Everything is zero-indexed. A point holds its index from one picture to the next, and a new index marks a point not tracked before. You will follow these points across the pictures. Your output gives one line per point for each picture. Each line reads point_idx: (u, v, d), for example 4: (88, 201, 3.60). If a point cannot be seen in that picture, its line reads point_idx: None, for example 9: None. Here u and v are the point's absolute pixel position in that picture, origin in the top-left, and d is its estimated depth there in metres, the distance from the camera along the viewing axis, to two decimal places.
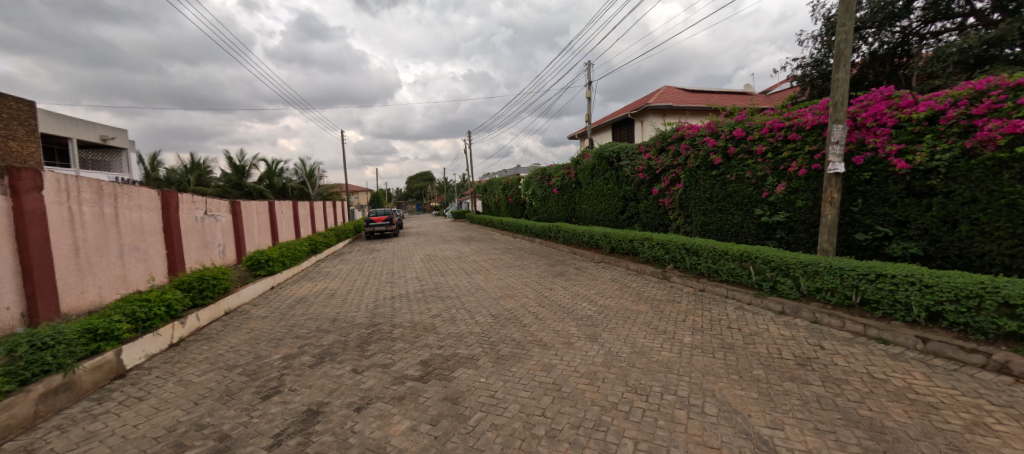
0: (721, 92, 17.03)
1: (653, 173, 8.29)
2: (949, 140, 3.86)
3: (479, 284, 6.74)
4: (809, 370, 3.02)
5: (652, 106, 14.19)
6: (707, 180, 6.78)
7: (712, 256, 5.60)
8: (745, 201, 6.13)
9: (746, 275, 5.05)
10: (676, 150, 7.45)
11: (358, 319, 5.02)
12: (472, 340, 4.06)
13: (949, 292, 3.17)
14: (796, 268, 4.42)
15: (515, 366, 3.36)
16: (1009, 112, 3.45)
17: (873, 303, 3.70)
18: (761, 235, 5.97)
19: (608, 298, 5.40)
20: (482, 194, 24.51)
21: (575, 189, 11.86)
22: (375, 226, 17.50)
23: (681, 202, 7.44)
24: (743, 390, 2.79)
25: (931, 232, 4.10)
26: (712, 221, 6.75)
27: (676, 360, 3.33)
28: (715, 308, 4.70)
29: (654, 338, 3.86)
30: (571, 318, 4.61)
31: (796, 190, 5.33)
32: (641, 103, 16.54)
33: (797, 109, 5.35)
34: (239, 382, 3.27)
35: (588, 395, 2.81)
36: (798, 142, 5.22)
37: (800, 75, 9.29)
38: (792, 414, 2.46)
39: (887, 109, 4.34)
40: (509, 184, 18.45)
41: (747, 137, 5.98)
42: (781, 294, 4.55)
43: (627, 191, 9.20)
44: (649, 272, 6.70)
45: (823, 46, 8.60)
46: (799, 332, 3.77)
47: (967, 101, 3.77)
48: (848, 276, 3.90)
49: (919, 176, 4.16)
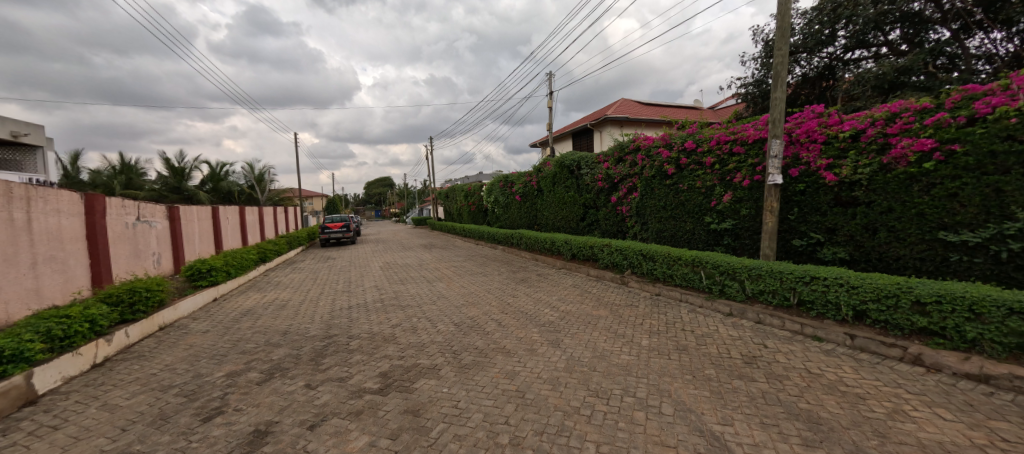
0: (674, 105, 18.02)
1: (611, 181, 8.59)
2: (869, 156, 4.32)
3: (441, 292, 6.62)
4: (754, 368, 3.22)
5: (610, 116, 14.76)
6: (661, 189, 7.10)
7: (666, 261, 5.86)
8: (696, 209, 6.47)
9: (697, 279, 5.32)
10: (633, 160, 7.77)
11: (312, 331, 4.76)
12: (433, 349, 3.98)
13: (871, 292, 3.52)
14: (742, 272, 4.72)
15: (478, 375, 3.32)
16: (917, 133, 3.93)
17: (808, 304, 4.03)
18: (711, 241, 6.34)
19: (569, 304, 5.49)
20: (444, 200, 24.15)
21: (536, 197, 12.04)
22: (331, 233, 16.74)
23: (637, 210, 7.74)
24: (695, 389, 2.94)
25: (856, 238, 4.54)
26: (666, 228, 7.07)
27: (634, 363, 3.45)
28: (670, 312, 4.91)
29: (614, 342, 3.97)
30: (533, 325, 4.64)
31: (741, 199, 5.72)
32: (598, 114, 17.16)
33: (741, 124, 5.78)
34: (176, 404, 2.99)
35: (550, 401, 2.83)
36: (742, 156, 5.62)
37: (744, 93, 10.02)
38: (740, 410, 2.62)
39: (817, 127, 4.77)
40: (470, 191, 18.41)
41: (697, 149, 6.34)
42: (729, 296, 4.83)
43: (587, 199, 9.49)
44: (608, 278, 6.92)
45: (762, 68, 9.34)
46: (745, 332, 4.03)
47: (883, 122, 4.24)
48: (787, 279, 4.22)
49: (845, 188, 4.60)
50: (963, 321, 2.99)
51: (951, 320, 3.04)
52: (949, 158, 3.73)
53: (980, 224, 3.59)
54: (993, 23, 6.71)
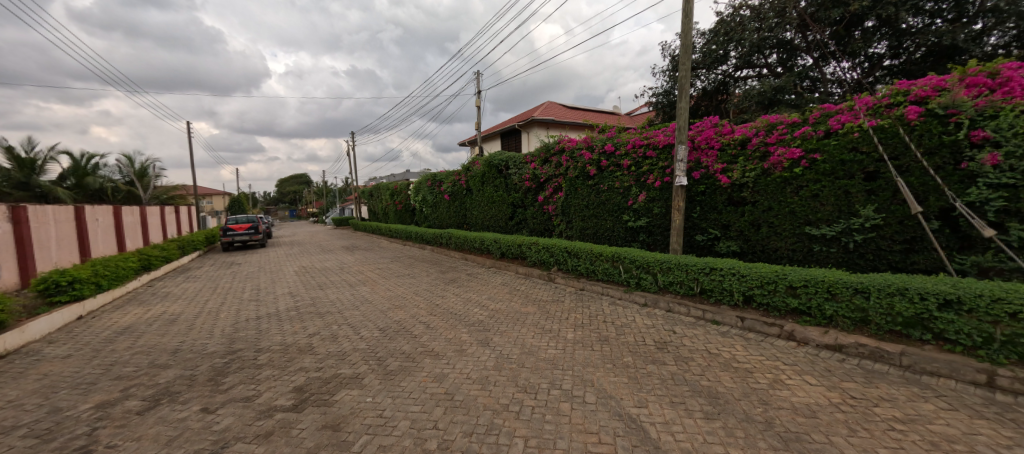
0: (595, 110, 19.12)
1: (538, 181, 8.85)
2: (754, 162, 4.98)
3: (364, 297, 6.25)
4: (665, 352, 3.54)
5: (536, 118, 15.19)
6: (584, 189, 7.48)
7: (589, 257, 6.19)
8: (615, 208, 6.93)
9: (616, 273, 5.69)
10: (558, 161, 8.08)
11: (210, 347, 4.18)
12: (356, 357, 3.73)
13: (756, 279, 4.06)
14: (654, 265, 5.16)
15: (404, 381, 3.19)
16: (789, 143, 4.63)
17: (708, 292, 4.54)
18: (628, 238, 6.83)
19: (498, 302, 5.53)
20: (368, 199, 22.89)
21: (465, 196, 11.96)
22: (235, 235, 14.83)
23: (562, 209, 8.07)
24: (615, 376, 3.14)
25: (744, 233, 5.21)
26: (589, 226, 7.47)
27: (560, 356, 3.58)
28: (593, 305, 5.19)
29: (541, 338, 4.08)
30: (462, 325, 4.59)
31: (653, 199, 6.25)
32: (525, 116, 17.56)
33: (652, 130, 6.33)
34: (20, 448, 2.42)
35: (479, 401, 2.81)
36: (654, 159, 6.15)
37: (655, 102, 10.94)
38: (653, 392, 2.85)
39: (714, 135, 5.38)
40: (397, 190, 17.68)
41: (615, 152, 6.80)
42: (644, 288, 5.25)
43: (515, 198, 9.65)
44: (536, 275, 7.11)
45: (670, 80, 10.31)
46: (657, 321, 4.41)
47: (764, 133, 4.92)
48: (691, 270, 4.70)
49: (736, 189, 5.26)
50: (822, 301, 3.59)
51: (814, 300, 3.64)
52: (812, 164, 4.47)
53: (833, 220, 4.34)
54: (841, 54, 8.12)
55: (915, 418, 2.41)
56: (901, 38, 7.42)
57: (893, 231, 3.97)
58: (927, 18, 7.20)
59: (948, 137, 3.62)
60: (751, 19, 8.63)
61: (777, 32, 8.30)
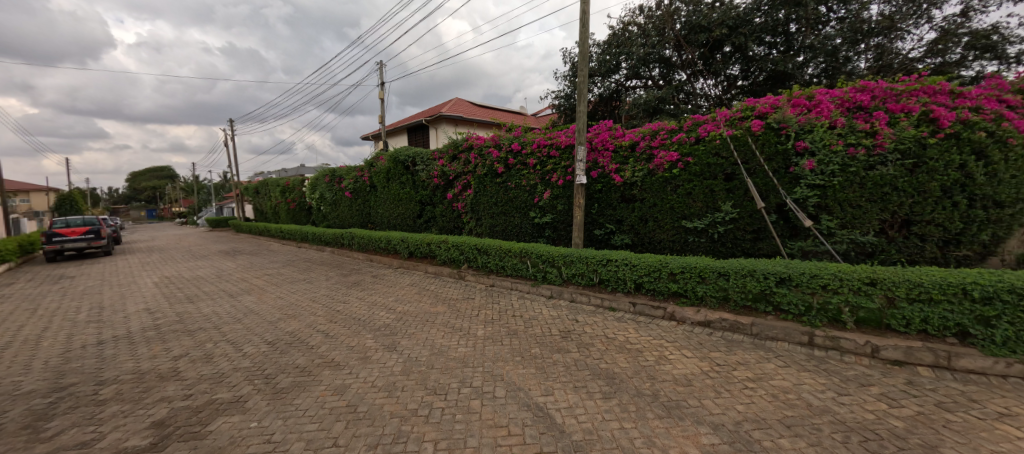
0: (503, 110, 19.52)
1: (447, 178, 8.72)
2: (642, 163, 5.56)
3: (248, 308, 5.47)
4: (569, 341, 3.76)
5: (445, 114, 14.95)
6: (493, 186, 7.57)
7: (498, 254, 6.29)
8: (523, 205, 7.15)
9: (524, 268, 5.88)
10: (467, 158, 8.05)
11: (23, 386, 3.25)
12: (237, 378, 3.24)
13: (645, 268, 4.55)
14: (559, 259, 5.45)
15: (298, 398, 2.86)
16: (669, 147, 5.27)
17: (606, 281, 4.94)
18: (534, 234, 7.11)
19: (406, 304, 5.31)
20: (253, 197, 20.14)
21: (369, 193, 11.24)
22: (67, 242, 11.71)
23: (472, 206, 8.07)
24: (524, 368, 3.23)
25: (635, 227, 5.80)
26: (498, 223, 7.59)
27: (470, 354, 3.57)
28: (502, 300, 5.29)
29: (451, 337, 4.02)
30: (366, 331, 4.30)
31: (557, 196, 6.60)
32: (433, 112, 17.15)
33: (555, 131, 6.68)
34: None
35: (385, 409, 2.66)
36: (557, 158, 6.49)
37: (558, 105, 11.55)
38: (559, 379, 3.01)
39: (609, 138, 5.88)
40: (289, 186, 15.87)
41: (522, 151, 7.01)
42: (550, 281, 5.51)
43: (424, 196, 9.37)
44: (446, 274, 6.99)
45: (571, 85, 10.99)
46: (562, 311, 4.67)
47: (649, 137, 5.52)
48: (591, 262, 5.07)
49: (628, 188, 5.82)
50: (695, 284, 4.17)
51: (689, 284, 4.20)
52: (686, 166, 5.15)
53: (703, 214, 5.06)
54: (707, 73, 9.50)
55: (762, 376, 2.93)
56: (750, 63, 8.93)
57: (745, 223, 4.78)
58: (767, 49, 8.79)
59: (781, 147, 4.48)
60: (638, 35, 9.62)
61: (658, 49, 9.39)
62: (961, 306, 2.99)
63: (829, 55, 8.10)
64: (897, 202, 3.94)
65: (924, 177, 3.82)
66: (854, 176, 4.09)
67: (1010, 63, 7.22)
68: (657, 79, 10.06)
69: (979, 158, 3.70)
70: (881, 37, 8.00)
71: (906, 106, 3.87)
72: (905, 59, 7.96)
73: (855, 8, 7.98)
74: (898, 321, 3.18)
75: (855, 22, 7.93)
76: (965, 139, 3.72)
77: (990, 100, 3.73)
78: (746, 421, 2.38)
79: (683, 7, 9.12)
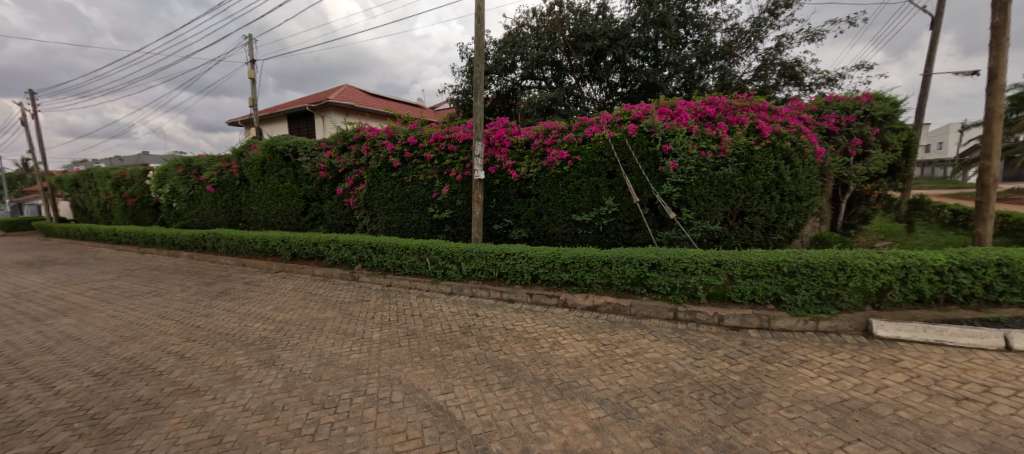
0: (399, 101, 18.66)
1: (335, 172, 8.00)
2: (536, 160, 5.83)
3: (63, 333, 4.29)
4: (469, 336, 3.77)
5: (333, 102, 13.69)
6: (388, 181, 7.18)
7: (395, 252, 6.01)
8: (421, 200, 6.93)
9: (423, 266, 5.72)
10: (358, 150, 7.49)
11: None
12: (44, 425, 2.51)
13: (540, 260, 4.79)
14: (458, 255, 5.43)
15: (140, 437, 2.33)
16: (560, 145, 5.61)
17: (504, 275, 5.08)
18: (434, 230, 6.97)
19: (288, 312, 4.73)
20: (70, 191, 15.82)
21: (240, 187, 9.73)
22: None
23: (365, 202, 7.55)
24: (423, 368, 3.14)
25: (531, 221, 6.06)
26: (394, 220, 7.25)
27: (364, 360, 3.34)
28: (400, 300, 5.07)
29: (342, 344, 3.71)
30: (236, 347, 3.72)
31: (456, 191, 6.55)
32: (319, 98, 15.57)
33: (453, 126, 6.61)
34: None
35: (260, 435, 2.32)
36: (455, 153, 6.44)
37: (456, 99, 11.43)
38: (458, 376, 2.99)
39: (505, 135, 6.03)
40: (126, 178, 12.85)
41: (419, 144, 6.78)
42: (450, 277, 5.45)
43: (310, 190, 8.46)
44: (337, 276, 6.43)
45: (469, 81, 10.99)
46: (462, 307, 4.66)
47: (542, 135, 5.82)
48: (490, 257, 5.16)
49: (523, 183, 6.05)
50: (584, 272, 4.54)
51: (579, 273, 4.56)
52: (575, 164, 5.56)
53: (590, 208, 5.53)
54: (593, 79, 10.36)
55: (638, 351, 3.32)
56: (628, 73, 10.00)
57: (624, 216, 5.35)
58: (640, 62, 9.94)
59: (651, 148, 5.11)
60: (531, 37, 10.03)
61: (550, 52, 9.94)
62: (775, 279, 3.79)
63: (687, 71, 9.50)
64: (734, 197, 4.82)
65: (751, 176, 4.76)
66: (705, 175, 4.87)
67: (805, 90, 9.35)
68: (550, 80, 10.63)
69: (786, 163, 4.73)
70: (723, 61, 9.67)
71: (739, 119, 4.76)
72: (739, 80, 9.74)
73: (705, 34, 9.49)
74: (735, 294, 3.90)
75: (705, 45, 9.45)
76: (777, 147, 4.71)
77: (793, 117, 4.79)
78: (626, 393, 2.67)
79: (571, 15, 9.80)
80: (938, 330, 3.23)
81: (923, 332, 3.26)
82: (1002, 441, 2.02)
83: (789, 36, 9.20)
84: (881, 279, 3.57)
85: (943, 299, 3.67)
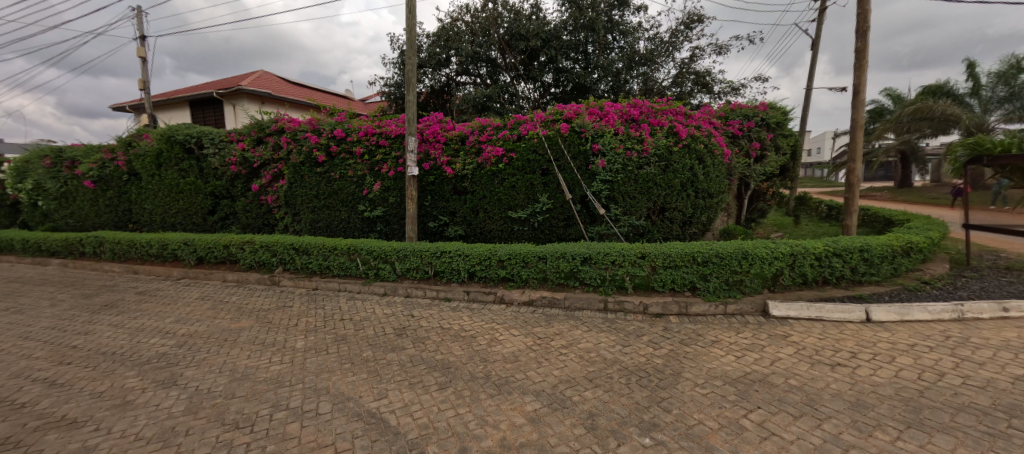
0: (325, 92, 17.44)
1: (250, 166, 7.26)
2: (471, 157, 5.79)
3: None
4: (404, 338, 3.64)
5: (246, 89, 12.38)
6: (312, 177, 6.67)
7: (321, 253, 5.61)
8: (350, 198, 6.54)
9: (353, 267, 5.41)
10: (277, 143, 6.86)
11: None
12: None
13: (477, 258, 4.78)
14: (392, 254, 5.22)
15: None
16: (496, 143, 5.63)
17: (441, 273, 4.99)
18: (365, 229, 6.62)
19: (194, 324, 4.20)
20: None
21: (129, 183, 8.42)
22: None
23: (286, 200, 6.95)
24: (354, 375, 2.97)
25: (467, 218, 6.02)
26: (320, 218, 6.76)
27: (287, 371, 3.07)
28: (328, 304, 4.74)
29: (259, 355, 3.38)
30: (125, 367, 3.21)
31: (388, 188, 6.28)
32: (229, 83, 13.97)
33: (384, 120, 6.32)
34: None
35: None
36: (387, 148, 6.17)
37: (388, 92, 10.95)
38: (393, 380, 2.87)
39: (440, 130, 5.90)
40: None
41: (347, 138, 6.38)
42: (383, 278, 5.23)
43: (219, 186, 7.58)
44: (254, 281, 5.84)
45: (401, 73, 10.58)
46: (396, 308, 4.49)
47: (478, 132, 5.79)
48: (426, 256, 5.04)
49: (459, 180, 5.98)
50: (520, 268, 4.61)
51: (515, 269, 4.62)
52: (510, 161, 5.62)
53: (526, 205, 5.63)
54: (527, 78, 10.53)
55: (572, 342, 3.46)
56: (560, 74, 10.30)
57: (558, 212, 5.53)
58: (572, 64, 10.30)
59: (582, 147, 5.33)
60: (465, 33, 9.93)
61: (484, 49, 9.92)
62: (691, 268, 4.17)
63: (615, 75, 10.04)
64: (656, 194, 5.20)
65: (670, 175, 5.18)
66: (630, 174, 5.20)
67: (715, 98, 10.38)
68: (485, 77, 10.61)
69: (699, 163, 5.21)
70: (646, 67, 10.36)
71: (659, 122, 5.14)
72: (660, 86, 10.53)
73: (630, 41, 10.11)
74: (658, 284, 4.22)
75: (630, 52, 10.06)
76: (691, 148, 5.17)
77: (704, 121, 5.28)
78: (561, 383, 2.76)
79: (505, 13, 9.86)
80: (818, 307, 3.78)
81: (807, 310, 3.80)
82: (864, 397, 2.43)
83: (701, 48, 10.14)
84: (775, 265, 4.09)
85: (821, 281, 4.31)
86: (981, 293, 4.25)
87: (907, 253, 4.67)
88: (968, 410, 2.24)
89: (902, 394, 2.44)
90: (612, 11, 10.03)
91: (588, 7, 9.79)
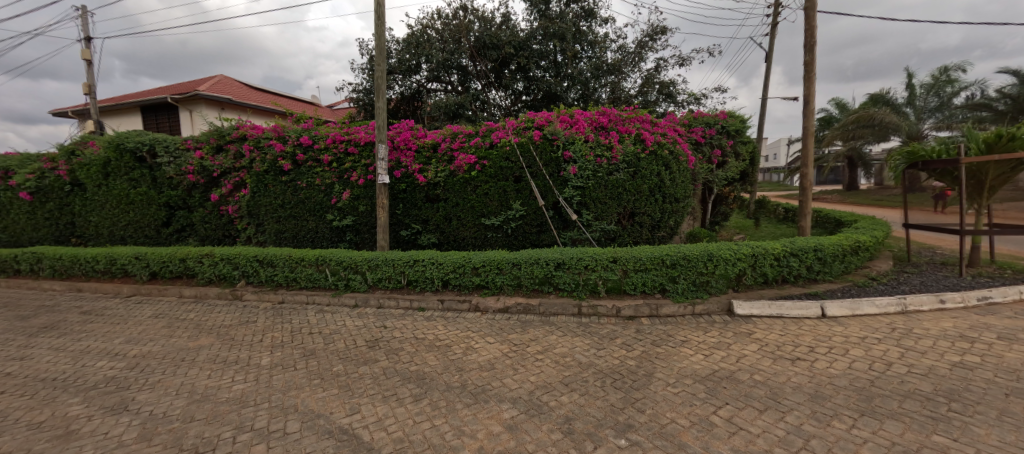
0: (289, 98, 16.91)
1: (209, 175, 6.92)
2: (444, 164, 5.77)
3: None
4: (376, 350, 3.55)
5: (204, 94, 11.81)
6: (277, 185, 6.43)
7: (287, 264, 5.39)
8: (317, 207, 6.34)
9: (322, 278, 5.24)
10: (238, 151, 6.59)
11: None
12: None
13: (451, 267, 4.74)
14: (362, 264, 5.08)
15: None
16: (469, 151, 5.63)
17: (414, 282, 4.91)
18: (334, 238, 6.43)
19: (149, 343, 3.95)
20: None
21: (71, 194, 7.82)
22: None
23: (248, 210, 6.66)
24: (324, 391, 2.86)
25: (440, 226, 5.96)
26: (286, 228, 6.51)
27: (252, 389, 2.93)
28: (295, 318, 4.57)
29: (221, 374, 3.21)
30: (68, 394, 2.96)
31: (358, 197, 6.15)
32: (185, 89, 13.29)
33: (353, 127, 6.22)
34: None
35: None
36: (356, 156, 6.06)
37: (356, 99, 10.74)
38: (365, 394, 2.79)
39: (411, 138, 5.86)
40: None
41: (314, 146, 6.20)
42: (353, 289, 5.08)
43: (174, 197, 7.17)
44: (213, 296, 5.53)
45: (370, 80, 10.43)
46: (368, 319, 4.37)
47: (450, 139, 5.77)
48: (398, 265, 4.95)
49: (432, 188, 5.93)
50: (494, 275, 4.61)
51: (490, 275, 4.62)
52: (483, 168, 5.62)
53: (499, 212, 5.65)
54: (498, 86, 10.61)
55: (547, 348, 3.48)
56: (531, 82, 10.42)
57: (531, 219, 5.59)
58: (542, 72, 10.45)
59: (554, 155, 5.38)
60: (436, 40, 9.90)
61: (455, 56, 9.92)
62: (660, 271, 4.31)
63: (584, 84, 10.30)
64: (626, 199, 5.35)
65: (639, 181, 5.33)
66: (601, 180, 5.32)
67: (679, 107, 10.82)
68: (456, 85, 10.60)
69: (665, 169, 5.41)
70: (613, 76, 10.66)
71: (627, 129, 5.27)
72: (627, 95, 10.89)
73: (598, 51, 10.40)
74: (629, 287, 4.34)
75: (598, 61, 10.33)
76: (657, 155, 5.36)
77: (670, 129, 5.51)
78: (538, 389, 2.77)
79: (476, 22, 9.92)
80: (779, 305, 3.99)
81: (768, 308, 3.99)
82: (822, 389, 2.57)
83: (665, 60, 10.58)
84: (738, 266, 4.29)
85: (780, 280, 4.55)
86: (921, 286, 4.61)
87: (856, 251, 5.00)
88: (914, 396, 2.42)
89: (856, 384, 2.61)
90: (580, 22, 10.31)
91: (557, 17, 10.00)
